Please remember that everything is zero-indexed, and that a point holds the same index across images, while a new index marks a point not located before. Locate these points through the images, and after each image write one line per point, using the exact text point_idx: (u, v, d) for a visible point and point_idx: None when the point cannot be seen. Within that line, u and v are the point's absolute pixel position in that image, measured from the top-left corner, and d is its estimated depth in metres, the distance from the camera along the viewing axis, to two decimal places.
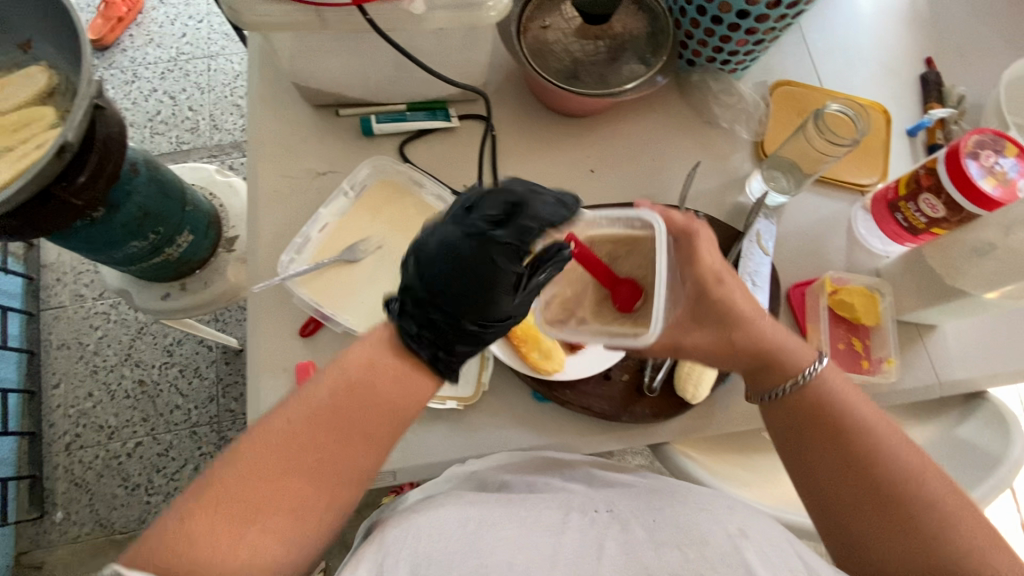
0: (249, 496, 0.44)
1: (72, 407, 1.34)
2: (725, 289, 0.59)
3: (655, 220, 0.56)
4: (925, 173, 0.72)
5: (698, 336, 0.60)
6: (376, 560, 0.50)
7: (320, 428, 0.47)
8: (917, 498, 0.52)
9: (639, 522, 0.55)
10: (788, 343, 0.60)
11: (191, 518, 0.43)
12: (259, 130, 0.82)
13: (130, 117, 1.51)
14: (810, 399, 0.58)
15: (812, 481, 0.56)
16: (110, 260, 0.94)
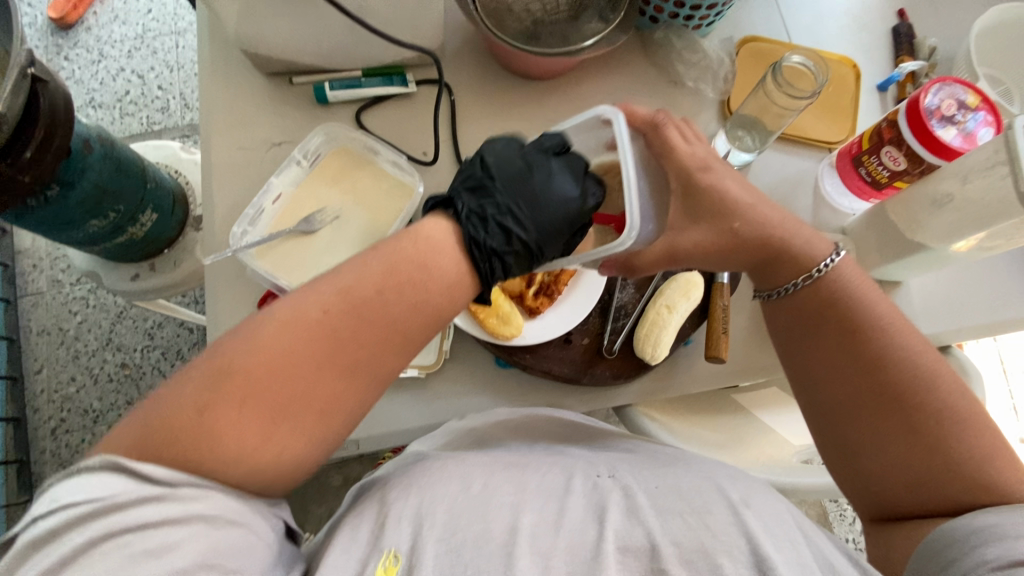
0: (267, 389, 0.44)
1: (56, 393, 1.32)
2: (707, 181, 0.57)
3: (615, 116, 0.55)
4: (887, 126, 0.70)
5: (693, 232, 0.57)
6: (379, 521, 0.50)
7: (342, 322, 0.47)
8: (917, 389, 0.52)
9: (641, 487, 0.54)
10: (799, 239, 0.59)
11: (210, 407, 0.43)
12: (210, 101, 0.80)
13: (98, 97, 1.48)
14: (823, 293, 0.57)
15: (816, 378, 0.57)
16: (72, 240, 0.92)
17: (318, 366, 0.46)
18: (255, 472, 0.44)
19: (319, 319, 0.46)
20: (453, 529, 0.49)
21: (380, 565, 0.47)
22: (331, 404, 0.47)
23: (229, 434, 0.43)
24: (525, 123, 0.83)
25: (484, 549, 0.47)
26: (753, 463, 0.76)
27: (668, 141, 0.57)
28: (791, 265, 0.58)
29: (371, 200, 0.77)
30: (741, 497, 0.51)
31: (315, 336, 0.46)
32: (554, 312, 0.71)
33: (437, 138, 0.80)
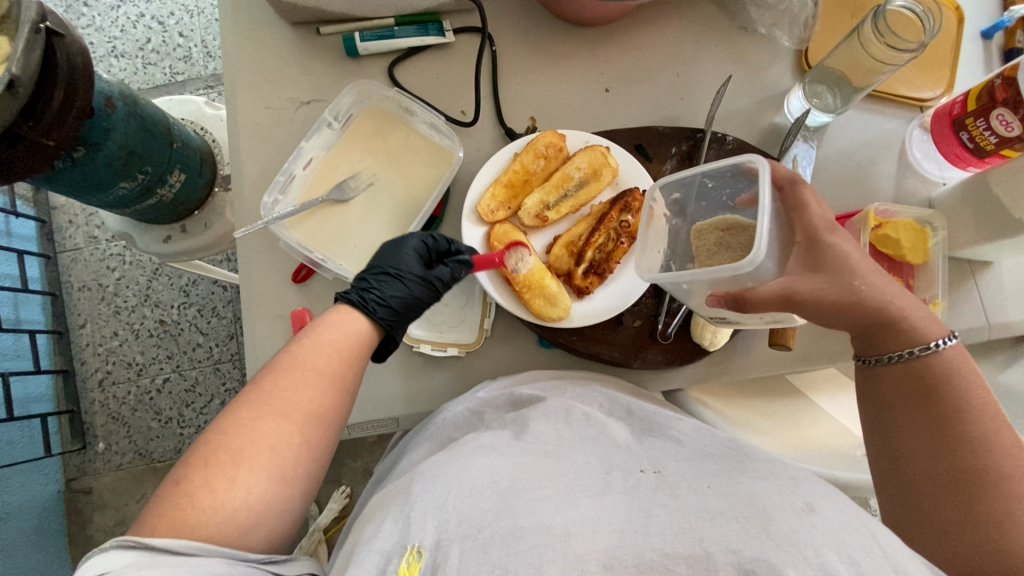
0: (234, 445, 0.43)
1: (100, 346, 1.35)
2: (841, 241, 0.51)
3: (759, 160, 0.49)
4: (1001, 84, 0.60)
5: (816, 284, 0.49)
6: (402, 515, 0.46)
7: (284, 381, 0.47)
8: (1000, 494, 0.43)
9: (691, 487, 0.45)
10: (910, 309, 0.51)
11: (183, 479, 0.41)
12: (234, 55, 0.74)
13: (120, 46, 1.42)
14: (926, 371, 0.49)
15: (893, 457, 0.49)
16: (102, 202, 0.90)
17: (275, 414, 0.45)
18: (238, 520, 0.41)
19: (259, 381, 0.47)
20: (478, 526, 0.43)
21: (403, 562, 0.43)
22: (291, 448, 0.44)
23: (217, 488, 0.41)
24: (574, 78, 0.75)
25: (513, 550, 0.41)
26: (815, 451, 0.69)
27: (805, 198, 0.51)
28: (902, 334, 0.50)
29: (406, 165, 0.72)
30: (806, 503, 0.42)
31: (261, 394, 0.45)
32: (604, 292, 0.66)
33: (478, 96, 0.73)
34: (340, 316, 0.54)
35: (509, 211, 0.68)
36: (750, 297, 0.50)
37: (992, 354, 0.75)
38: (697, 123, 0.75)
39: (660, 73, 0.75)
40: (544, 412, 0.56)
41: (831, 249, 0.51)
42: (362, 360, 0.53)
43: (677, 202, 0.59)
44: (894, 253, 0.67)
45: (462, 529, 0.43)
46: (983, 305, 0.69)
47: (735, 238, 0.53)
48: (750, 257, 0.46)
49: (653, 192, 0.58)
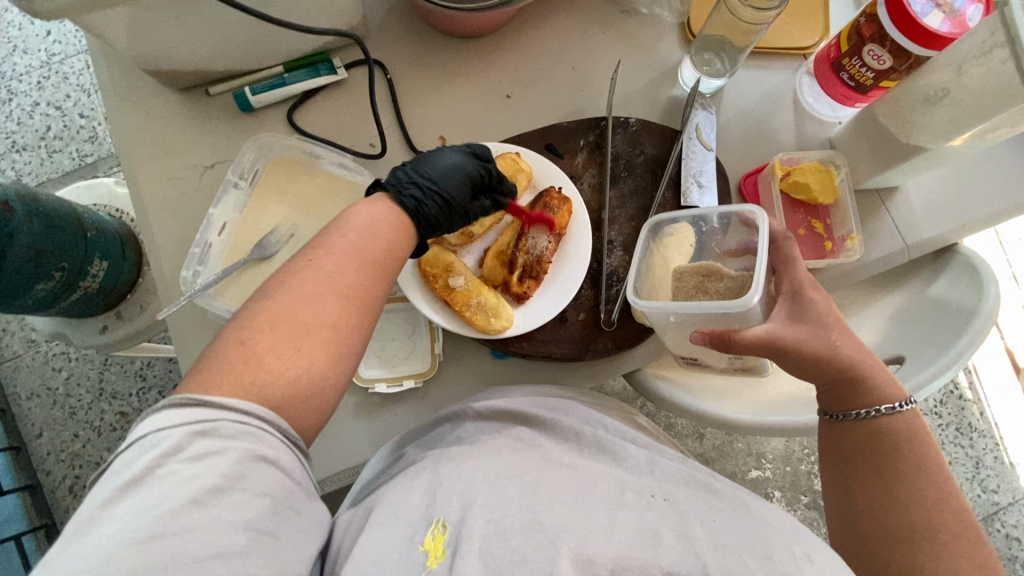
0: (296, 319, 0.42)
1: (63, 452, 1.28)
2: (821, 298, 0.55)
3: (759, 212, 0.58)
4: (864, 22, 0.64)
5: (798, 332, 0.52)
6: (428, 492, 0.48)
7: (343, 265, 0.46)
8: (943, 556, 0.45)
9: (698, 516, 0.46)
10: (875, 372, 0.53)
11: (250, 341, 0.41)
12: (125, 133, 0.71)
13: (19, 140, 1.36)
14: (888, 431, 0.51)
15: (848, 507, 0.51)
16: (22, 308, 0.86)
17: (317, 278, 0.44)
18: (299, 392, 0.41)
19: (302, 260, 0.46)
20: (502, 512, 0.44)
21: (429, 535, 0.44)
22: (329, 322, 0.43)
23: (263, 350, 0.41)
24: (474, 89, 0.76)
25: (532, 541, 0.42)
26: (774, 402, 0.72)
27: (792, 253, 0.56)
28: (866, 393, 0.52)
29: (323, 209, 0.71)
30: (805, 551, 0.43)
31: (317, 273, 0.45)
32: (543, 294, 0.68)
33: (381, 126, 0.73)
34: (368, 215, 0.51)
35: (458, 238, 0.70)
36: (737, 337, 0.53)
37: (920, 271, 0.78)
38: (600, 110, 0.76)
39: (555, 69, 0.77)
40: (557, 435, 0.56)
41: (813, 303, 0.54)
42: (399, 254, 0.51)
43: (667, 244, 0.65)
44: (808, 198, 0.71)
45: (486, 513, 0.44)
46: (898, 229, 0.72)
47: (713, 283, 0.58)
48: (750, 298, 0.53)
49: (655, 222, 0.65)
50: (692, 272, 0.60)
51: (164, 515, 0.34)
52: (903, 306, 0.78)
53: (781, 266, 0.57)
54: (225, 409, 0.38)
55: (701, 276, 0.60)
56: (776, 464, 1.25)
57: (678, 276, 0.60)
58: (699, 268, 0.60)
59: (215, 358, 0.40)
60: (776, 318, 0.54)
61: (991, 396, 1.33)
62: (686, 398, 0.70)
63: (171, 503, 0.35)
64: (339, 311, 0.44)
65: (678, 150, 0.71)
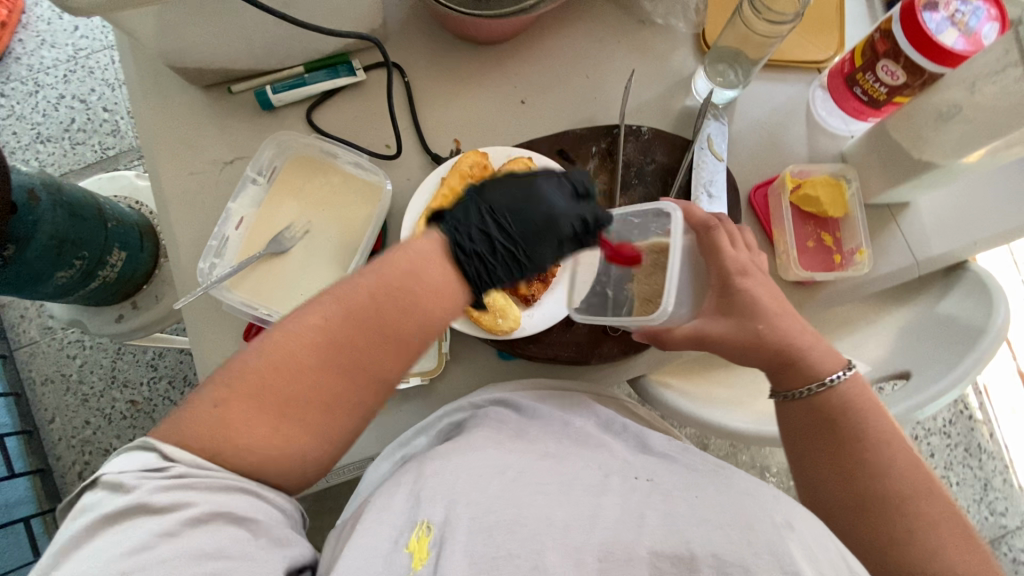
0: (286, 394, 0.41)
1: (74, 438, 1.31)
2: (749, 284, 0.56)
3: (670, 209, 0.57)
4: (880, 37, 0.64)
5: (721, 326, 0.55)
6: (412, 493, 0.48)
7: (356, 327, 0.43)
8: (902, 519, 0.47)
9: (684, 497, 0.46)
10: (811, 345, 0.55)
11: (229, 407, 0.41)
12: (149, 128, 0.73)
13: (45, 131, 1.40)
14: (828, 403, 0.53)
15: (809, 487, 0.53)
16: (43, 295, 0.88)
17: (354, 327, 0.42)
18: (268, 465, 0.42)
19: (362, 285, 0.43)
20: (485, 509, 0.44)
21: (415, 536, 0.45)
22: (320, 401, 0.42)
23: (239, 420, 0.41)
24: (489, 94, 0.77)
25: (518, 535, 0.42)
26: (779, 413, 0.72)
27: (718, 242, 0.57)
28: (797, 373, 0.54)
29: (338, 206, 0.72)
30: (786, 518, 0.42)
31: (324, 340, 0.42)
32: (550, 296, 0.68)
33: (397, 128, 0.74)
34: (419, 260, 0.45)
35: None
36: (666, 339, 0.57)
37: (930, 287, 0.78)
38: (613, 118, 0.77)
39: (569, 77, 0.78)
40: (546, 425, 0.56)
41: (740, 293, 0.55)
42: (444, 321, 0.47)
43: (609, 233, 0.64)
44: (817, 210, 0.71)
45: (470, 510, 0.44)
46: (908, 244, 0.72)
47: (668, 262, 0.58)
48: (664, 307, 0.54)
49: None
50: (645, 252, 0.61)
51: (126, 553, 0.36)
52: (911, 322, 0.77)
53: (708, 256, 0.58)
54: (179, 462, 0.40)
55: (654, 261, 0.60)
56: (779, 478, 1.24)
57: (633, 260, 0.62)
58: (654, 249, 0.60)
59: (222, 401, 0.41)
60: (705, 313, 0.57)
61: (1001, 416, 1.31)
62: (691, 406, 0.70)
63: (131, 541, 0.37)
64: (334, 388, 0.43)
65: (689, 160, 0.72)
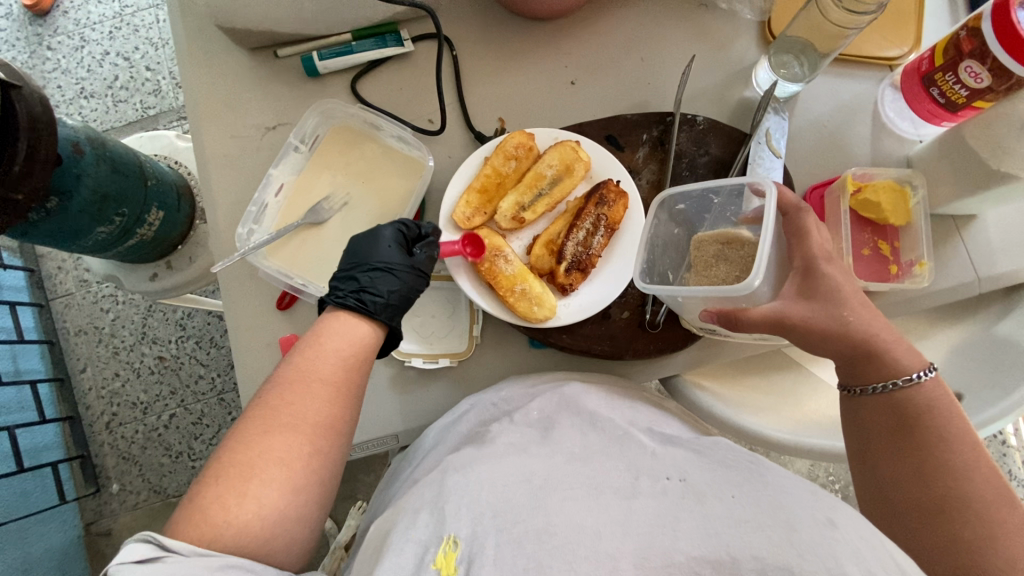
0: (246, 461, 0.45)
1: (104, 389, 1.34)
2: (834, 271, 0.52)
3: (766, 183, 0.54)
4: (965, 36, 0.59)
5: (806, 311, 0.52)
6: (435, 507, 0.46)
7: (301, 385, 0.50)
8: (980, 522, 0.45)
9: (716, 495, 0.45)
10: (894, 342, 0.52)
11: (198, 492, 0.44)
12: (194, 88, 0.73)
13: (89, 86, 1.41)
14: (908, 402, 0.51)
15: (876, 483, 0.51)
16: (82, 248, 0.89)
17: (295, 386, 0.49)
18: (254, 529, 0.43)
19: (284, 367, 0.51)
20: (512, 519, 0.44)
21: (441, 552, 0.44)
22: (277, 456, 0.46)
23: (209, 500, 0.43)
24: (539, 74, 0.74)
25: (548, 545, 0.42)
26: (816, 423, 0.70)
27: (805, 225, 0.54)
28: (880, 368, 0.52)
29: (378, 180, 0.71)
30: (828, 516, 0.42)
31: (269, 407, 0.48)
32: (588, 287, 0.67)
33: (443, 102, 0.72)
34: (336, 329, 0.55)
35: (485, 216, 0.68)
36: (742, 317, 0.53)
37: (987, 306, 0.74)
38: (666, 106, 0.74)
39: (623, 60, 0.74)
40: (574, 419, 0.56)
41: (826, 278, 0.52)
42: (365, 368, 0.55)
43: (682, 213, 0.63)
44: (877, 217, 0.67)
45: (496, 521, 0.44)
46: (971, 259, 0.68)
47: (734, 252, 0.58)
48: (752, 280, 0.51)
49: (663, 196, 0.61)
50: (711, 241, 0.60)
51: None
52: (964, 342, 0.74)
53: (793, 241, 0.55)
54: (176, 549, 0.40)
55: (718, 250, 0.59)
56: None
57: (699, 246, 0.61)
58: (720, 236, 0.60)
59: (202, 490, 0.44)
60: (786, 296, 0.53)
61: None
62: (725, 411, 0.68)
63: None
64: (286, 442, 0.47)
65: (744, 155, 0.69)
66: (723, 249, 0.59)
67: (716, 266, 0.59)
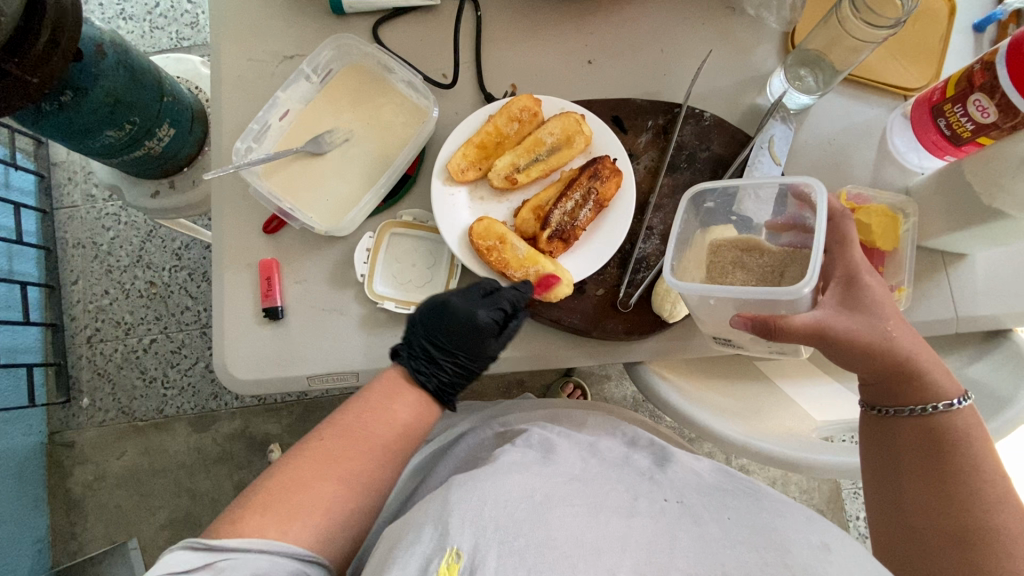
0: (286, 498, 0.52)
1: (91, 303, 1.36)
2: (875, 284, 0.53)
3: (813, 184, 0.54)
4: (979, 69, 0.59)
5: (848, 322, 0.52)
6: (439, 519, 0.47)
7: (344, 442, 0.56)
8: (1004, 556, 0.46)
9: (713, 517, 0.48)
10: (932, 364, 0.53)
11: (241, 520, 0.50)
12: (220, 6, 0.74)
13: (129, 9, 1.43)
14: (940, 428, 0.52)
15: (897, 505, 0.52)
16: (89, 151, 0.90)
17: (346, 439, 0.56)
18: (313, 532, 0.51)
19: (339, 416, 0.58)
20: (513, 533, 0.45)
21: (443, 563, 0.44)
22: (320, 503, 0.53)
23: (250, 528, 0.49)
24: (557, 47, 0.75)
25: (547, 558, 0.43)
26: (773, 432, 0.70)
27: (852, 235, 0.54)
28: (919, 389, 0.52)
29: (383, 123, 0.72)
30: (821, 541, 0.46)
31: (319, 449, 0.56)
32: (569, 258, 0.67)
33: (457, 59, 0.73)
34: (381, 396, 0.60)
35: (479, 171, 0.68)
36: (782, 326, 0.51)
37: (961, 348, 0.74)
38: (677, 99, 0.74)
39: (643, 48, 0.75)
40: (573, 443, 0.59)
41: (867, 290, 0.53)
42: (416, 440, 0.61)
43: (709, 211, 0.63)
44: (865, 238, 0.67)
45: (498, 536, 0.45)
46: (953, 297, 0.69)
47: (753, 259, 0.57)
48: (800, 286, 0.50)
49: (695, 192, 0.61)
50: (729, 247, 0.58)
51: None
52: None
53: (836, 248, 0.55)
54: (229, 550, 0.47)
55: (739, 255, 0.57)
56: None
57: (716, 249, 0.59)
58: (738, 243, 0.58)
59: (261, 493, 0.52)
60: (826, 305, 0.53)
61: None
62: (687, 404, 0.68)
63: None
64: (330, 493, 0.54)
65: (744, 155, 0.69)
66: (743, 257, 0.57)
67: (738, 268, 0.57)
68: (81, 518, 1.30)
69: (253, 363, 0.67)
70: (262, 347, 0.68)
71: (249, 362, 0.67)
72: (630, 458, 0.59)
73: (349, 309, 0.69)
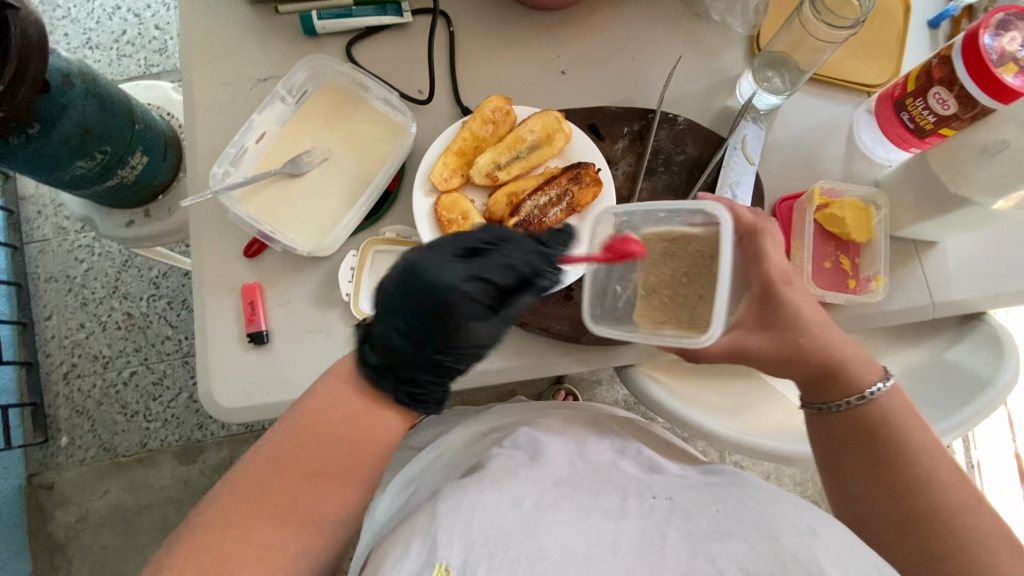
0: (218, 543, 0.44)
1: (66, 338, 1.32)
2: (792, 291, 0.54)
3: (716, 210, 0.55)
4: (937, 64, 0.62)
5: (761, 340, 0.54)
6: (427, 534, 0.47)
7: (290, 467, 0.47)
8: (949, 532, 0.48)
9: (703, 511, 0.49)
10: (850, 356, 0.54)
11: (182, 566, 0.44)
12: (191, 32, 0.73)
13: (95, 38, 1.41)
14: (868, 416, 0.53)
15: (847, 498, 0.53)
16: (58, 183, 0.88)
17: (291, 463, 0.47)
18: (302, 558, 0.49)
19: (289, 425, 0.48)
20: (501, 545, 0.45)
21: None
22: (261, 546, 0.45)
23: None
24: (531, 59, 0.76)
25: (538, 570, 0.43)
26: (766, 427, 0.71)
27: (765, 249, 0.54)
28: (842, 383, 0.53)
29: (361, 141, 0.72)
30: (809, 525, 0.46)
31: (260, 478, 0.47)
32: None
33: (432, 75, 0.74)
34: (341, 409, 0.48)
35: (462, 177, 0.69)
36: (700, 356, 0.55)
37: (940, 333, 0.76)
38: (651, 104, 0.76)
39: (614, 56, 0.76)
40: (560, 443, 0.59)
41: (782, 300, 0.54)
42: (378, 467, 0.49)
43: None
44: (840, 231, 0.69)
45: (487, 549, 0.45)
46: (927, 284, 0.70)
47: (682, 249, 0.58)
48: (710, 332, 0.52)
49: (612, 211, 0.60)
50: (657, 238, 0.59)
51: None
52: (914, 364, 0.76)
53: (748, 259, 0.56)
54: None
55: (660, 253, 0.58)
56: None
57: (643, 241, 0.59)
58: (664, 234, 0.59)
59: (201, 534, 0.45)
60: (743, 324, 0.55)
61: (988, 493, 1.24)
62: (681, 406, 0.69)
63: None
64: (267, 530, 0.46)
65: (719, 156, 0.71)
66: (669, 251, 0.58)
67: (665, 265, 0.58)
68: (64, 561, 1.26)
69: (239, 389, 0.66)
70: (247, 372, 0.67)
71: (235, 389, 0.66)
72: (623, 462, 0.58)
73: (335, 328, 0.68)
